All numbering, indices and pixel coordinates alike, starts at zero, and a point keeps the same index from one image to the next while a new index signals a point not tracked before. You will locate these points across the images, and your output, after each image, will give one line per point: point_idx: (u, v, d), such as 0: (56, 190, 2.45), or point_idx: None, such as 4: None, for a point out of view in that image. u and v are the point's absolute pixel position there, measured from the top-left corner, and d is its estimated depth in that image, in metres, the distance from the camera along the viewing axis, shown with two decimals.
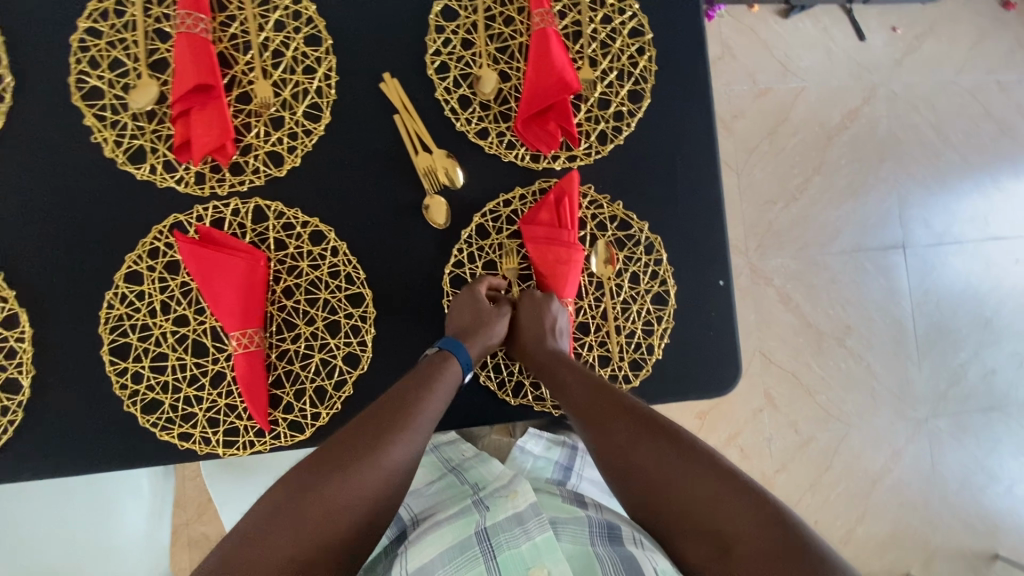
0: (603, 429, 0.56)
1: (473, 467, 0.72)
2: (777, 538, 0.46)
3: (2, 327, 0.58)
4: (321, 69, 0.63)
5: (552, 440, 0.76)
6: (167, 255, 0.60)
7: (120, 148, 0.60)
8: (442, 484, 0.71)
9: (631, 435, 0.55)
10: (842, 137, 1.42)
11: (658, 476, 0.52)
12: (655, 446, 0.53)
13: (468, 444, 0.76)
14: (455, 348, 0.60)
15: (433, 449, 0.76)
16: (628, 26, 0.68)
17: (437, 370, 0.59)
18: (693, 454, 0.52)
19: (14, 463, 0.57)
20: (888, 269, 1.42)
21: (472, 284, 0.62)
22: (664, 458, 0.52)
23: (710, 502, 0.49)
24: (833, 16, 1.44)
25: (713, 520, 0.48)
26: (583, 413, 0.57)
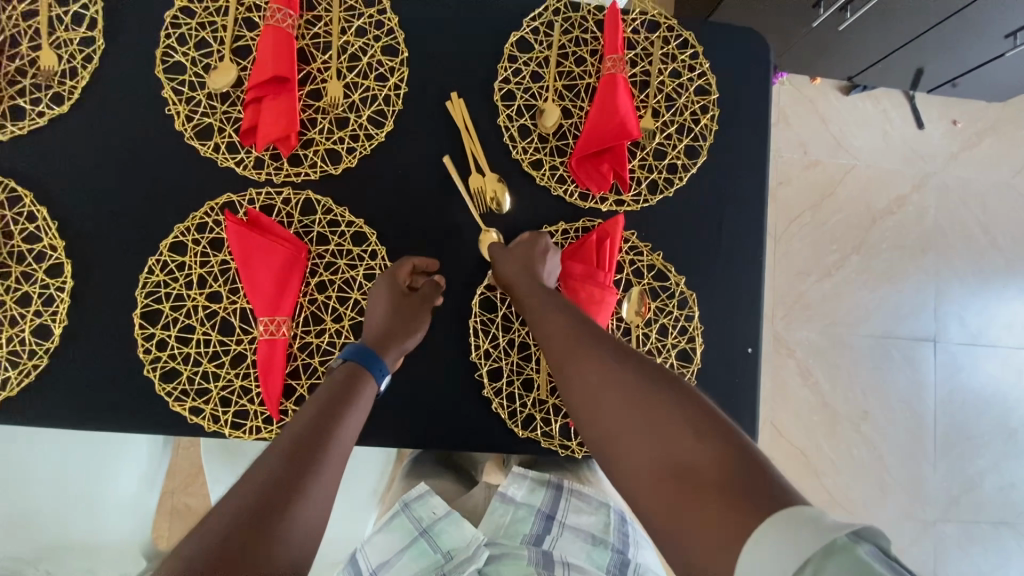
0: (569, 361, 0.52)
1: (444, 530, 0.70)
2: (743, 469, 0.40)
3: (47, 275, 0.59)
4: (392, 79, 0.65)
5: (535, 482, 0.74)
6: (214, 232, 0.61)
7: (190, 123, 0.62)
8: (413, 552, 0.69)
9: (602, 368, 0.50)
10: (887, 220, 1.41)
11: (618, 408, 0.47)
12: (620, 377, 0.49)
13: (438, 499, 0.74)
14: (365, 352, 0.56)
15: (403, 509, 0.73)
16: (696, 83, 0.69)
17: (354, 383, 0.54)
18: (664, 382, 0.47)
19: (31, 407, 0.58)
20: (915, 360, 1.38)
21: (382, 287, 0.60)
22: (629, 384, 0.48)
23: (670, 430, 0.44)
24: (893, 100, 1.44)
25: (668, 447, 0.43)
26: (557, 347, 0.54)
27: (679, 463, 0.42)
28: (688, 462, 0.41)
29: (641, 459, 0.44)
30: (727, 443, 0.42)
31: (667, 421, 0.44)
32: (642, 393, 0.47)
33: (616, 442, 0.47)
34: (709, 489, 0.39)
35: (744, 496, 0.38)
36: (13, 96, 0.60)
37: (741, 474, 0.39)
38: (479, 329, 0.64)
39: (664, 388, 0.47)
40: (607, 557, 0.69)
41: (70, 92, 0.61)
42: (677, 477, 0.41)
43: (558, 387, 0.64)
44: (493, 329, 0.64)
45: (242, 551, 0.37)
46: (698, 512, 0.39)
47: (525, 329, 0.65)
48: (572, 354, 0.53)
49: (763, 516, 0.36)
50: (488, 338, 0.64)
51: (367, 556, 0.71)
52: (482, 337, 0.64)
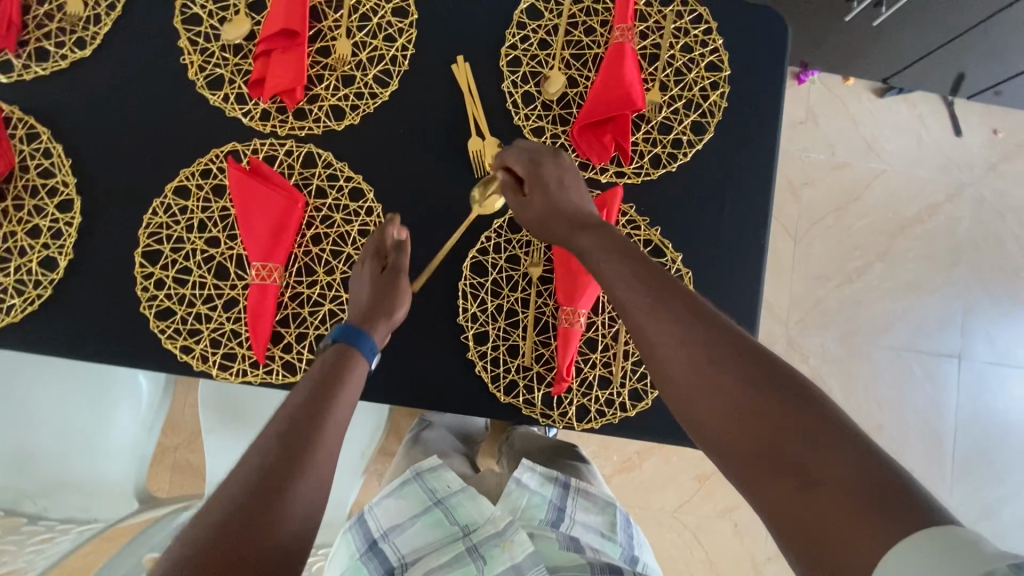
0: (656, 342, 0.46)
1: (460, 503, 0.71)
2: (870, 469, 0.35)
3: (57, 209, 0.62)
4: (400, 40, 0.66)
5: (545, 475, 0.74)
6: (217, 178, 0.62)
7: (202, 72, 0.64)
8: (426, 520, 0.69)
9: (679, 351, 0.44)
10: (916, 229, 1.35)
11: (717, 399, 0.42)
12: (721, 368, 0.42)
13: (451, 474, 0.74)
14: (353, 333, 0.56)
15: (415, 478, 0.73)
16: (708, 59, 0.67)
17: (344, 364, 0.54)
18: (753, 366, 0.41)
19: (31, 334, 0.60)
20: (937, 377, 1.32)
21: (368, 262, 0.60)
22: (715, 370, 0.42)
23: (778, 430, 0.38)
24: (930, 105, 1.38)
25: (784, 449, 0.38)
26: (633, 325, 0.48)
27: (802, 471, 0.37)
28: (817, 470, 0.36)
29: (758, 463, 0.39)
30: (859, 448, 0.36)
31: (788, 422, 0.38)
32: (749, 386, 0.41)
33: (722, 437, 0.41)
34: (845, 504, 0.34)
35: (886, 510, 0.33)
36: (38, 38, 0.63)
37: (867, 473, 0.35)
38: (468, 292, 0.64)
39: (774, 380, 0.41)
40: (619, 551, 0.71)
41: (92, 38, 0.64)
42: (803, 486, 0.36)
43: (543, 355, 0.64)
44: (482, 293, 0.64)
45: (252, 523, 0.40)
46: (834, 526, 0.34)
47: (514, 296, 0.64)
48: (661, 338, 0.45)
49: (908, 533, 0.32)
50: (476, 301, 0.64)
51: (377, 518, 0.70)
52: (471, 300, 0.64)
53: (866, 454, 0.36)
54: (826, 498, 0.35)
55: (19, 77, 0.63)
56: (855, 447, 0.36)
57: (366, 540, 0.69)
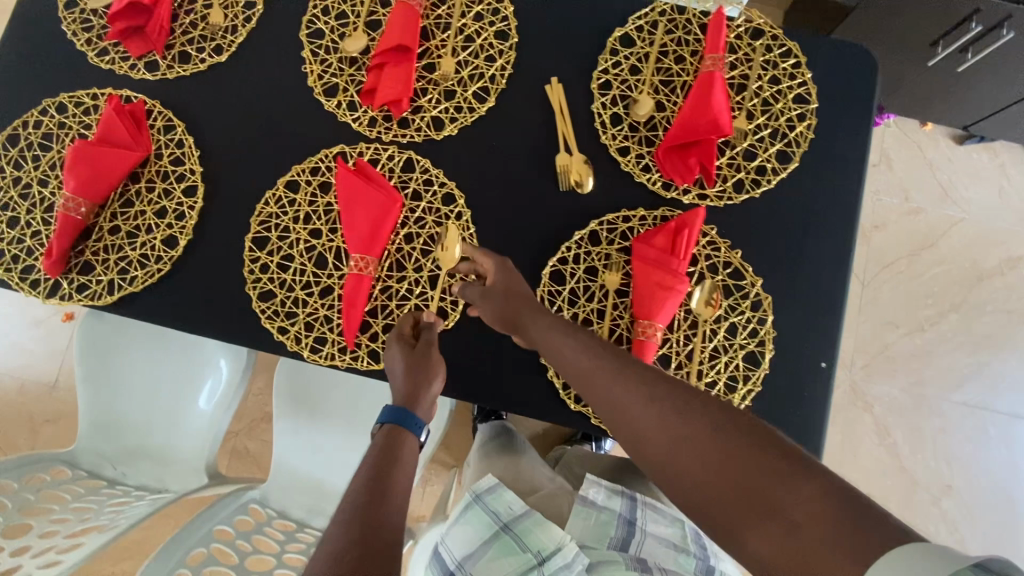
0: (633, 418, 0.50)
1: (528, 529, 0.70)
2: (835, 500, 0.39)
3: (183, 194, 0.68)
4: (500, 60, 0.70)
5: (612, 489, 0.74)
6: (325, 176, 0.68)
7: (320, 80, 0.70)
8: (498, 548, 0.68)
9: (654, 417, 0.49)
10: (995, 283, 1.29)
11: (684, 455, 0.46)
12: (683, 425, 0.47)
13: (512, 496, 0.73)
14: (399, 416, 0.56)
15: (475, 501, 0.73)
16: (795, 91, 0.69)
17: (404, 429, 0.56)
18: (711, 420, 0.47)
19: (150, 306, 0.66)
20: (1016, 441, 1.24)
21: (394, 343, 0.61)
22: (684, 429, 0.47)
23: (744, 473, 0.43)
24: (1014, 156, 1.34)
25: (762, 492, 0.42)
26: (605, 399, 0.52)
27: (778, 516, 0.40)
28: (788, 510, 0.40)
29: (740, 518, 0.42)
30: (819, 480, 0.41)
31: (755, 465, 0.43)
32: (714, 439, 0.46)
33: (696, 495, 0.45)
34: (828, 541, 0.38)
35: (859, 544, 0.37)
36: (183, 43, 0.71)
37: (840, 505, 0.39)
38: (546, 299, 0.66)
39: (736, 430, 0.46)
40: (693, 564, 0.70)
41: (228, 45, 0.71)
42: (781, 529, 0.40)
43: None
44: (560, 301, 0.66)
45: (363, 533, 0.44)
46: (822, 564, 0.37)
47: (590, 307, 0.66)
48: (632, 400, 0.51)
49: (892, 558, 0.35)
50: (553, 309, 0.66)
51: (450, 549, 0.70)
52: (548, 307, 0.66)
53: (831, 490, 0.40)
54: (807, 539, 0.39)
55: (162, 76, 0.70)
56: (815, 481, 0.41)
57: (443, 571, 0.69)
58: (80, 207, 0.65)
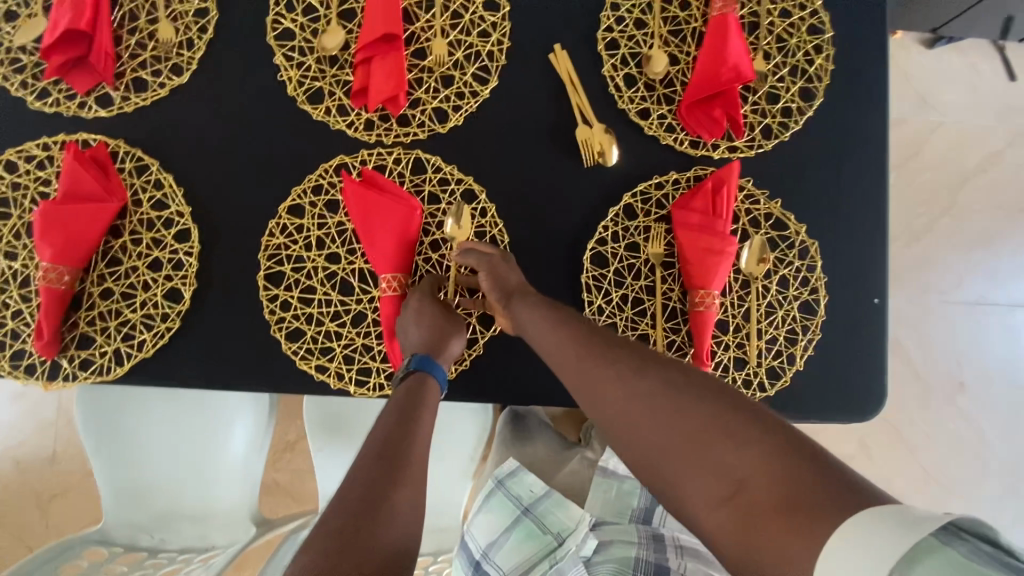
0: (596, 383, 0.49)
1: (549, 511, 0.69)
2: (787, 460, 0.38)
3: (175, 240, 0.61)
4: (495, 34, 0.64)
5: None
6: (330, 194, 0.62)
7: (301, 87, 0.63)
8: (520, 533, 0.67)
9: (613, 381, 0.48)
10: (980, 180, 1.32)
11: (641, 419, 0.45)
12: (643, 387, 0.46)
13: (533, 477, 0.71)
14: (430, 368, 0.55)
15: (498, 487, 0.71)
16: (808, 22, 0.66)
17: (420, 392, 0.54)
18: (675, 382, 0.46)
19: (168, 368, 0.60)
20: (1015, 329, 1.30)
21: (420, 297, 0.58)
22: (644, 390, 0.46)
23: (699, 433, 0.42)
24: (982, 52, 1.35)
25: (715, 454, 0.41)
26: (569, 368, 0.51)
27: (730, 478, 0.40)
28: (740, 474, 0.40)
29: (693, 480, 0.42)
30: (774, 440, 0.40)
31: (710, 426, 0.42)
32: (673, 402, 0.44)
33: (651, 457, 0.45)
34: (775, 503, 0.37)
35: (811, 505, 0.36)
36: (133, 68, 0.62)
37: (793, 467, 0.38)
38: (592, 285, 0.63)
39: (699, 391, 0.44)
40: None
41: (188, 63, 0.63)
42: (730, 489, 0.40)
43: (675, 342, 0.63)
44: (606, 284, 0.63)
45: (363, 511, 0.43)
46: (769, 528, 0.37)
47: (638, 285, 0.63)
48: (589, 368, 0.50)
49: (842, 521, 0.34)
50: (601, 294, 0.63)
51: (475, 538, 0.69)
52: (595, 293, 0.63)
53: (787, 453, 0.39)
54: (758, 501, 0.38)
55: (119, 110, 0.62)
56: (769, 443, 0.40)
57: (469, 562, 0.69)
58: (63, 276, 0.57)
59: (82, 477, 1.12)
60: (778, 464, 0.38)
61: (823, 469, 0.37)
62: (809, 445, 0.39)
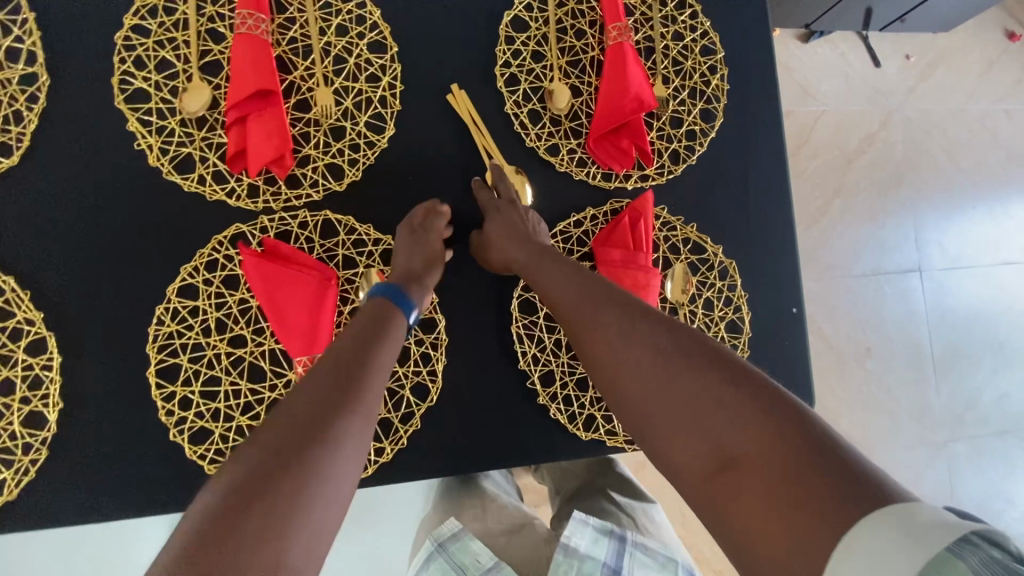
0: (599, 343, 0.47)
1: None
2: (793, 438, 0.36)
3: (28, 353, 0.51)
4: (385, 78, 0.59)
5: (598, 530, 0.64)
6: (226, 268, 0.54)
7: (165, 156, 0.54)
8: None
9: (613, 339, 0.46)
10: (862, 161, 1.43)
11: (635, 383, 0.44)
12: (643, 347, 0.45)
13: (479, 543, 0.65)
14: (398, 299, 0.51)
15: (439, 550, 0.65)
16: (700, 43, 0.66)
17: (383, 322, 0.47)
18: (682, 346, 0.44)
19: (37, 508, 0.51)
20: (905, 292, 1.42)
21: (410, 239, 0.56)
22: (643, 353, 0.44)
23: (698, 402, 0.40)
24: (849, 42, 1.46)
25: (711, 424, 0.39)
26: (570, 318, 0.50)
27: (724, 448, 0.38)
28: (736, 448, 0.37)
29: (683, 446, 0.40)
30: (781, 419, 0.37)
31: (711, 394, 0.40)
32: (672, 367, 0.42)
33: (645, 417, 0.43)
34: (766, 481, 0.35)
35: (810, 501, 0.33)
36: None
37: (798, 448, 0.35)
38: (523, 334, 0.60)
39: (709, 360, 0.42)
40: None
41: (17, 140, 0.53)
42: (723, 462, 0.37)
43: None
44: (537, 331, 0.60)
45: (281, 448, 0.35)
46: (753, 515, 0.35)
47: None
48: (588, 325, 0.49)
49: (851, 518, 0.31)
50: (533, 342, 0.60)
51: None
52: (527, 341, 0.60)
53: (791, 434, 0.36)
54: (745, 475, 0.36)
55: None
56: (778, 421, 0.37)
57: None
58: None
59: None
60: (779, 445, 0.36)
61: (827, 456, 0.34)
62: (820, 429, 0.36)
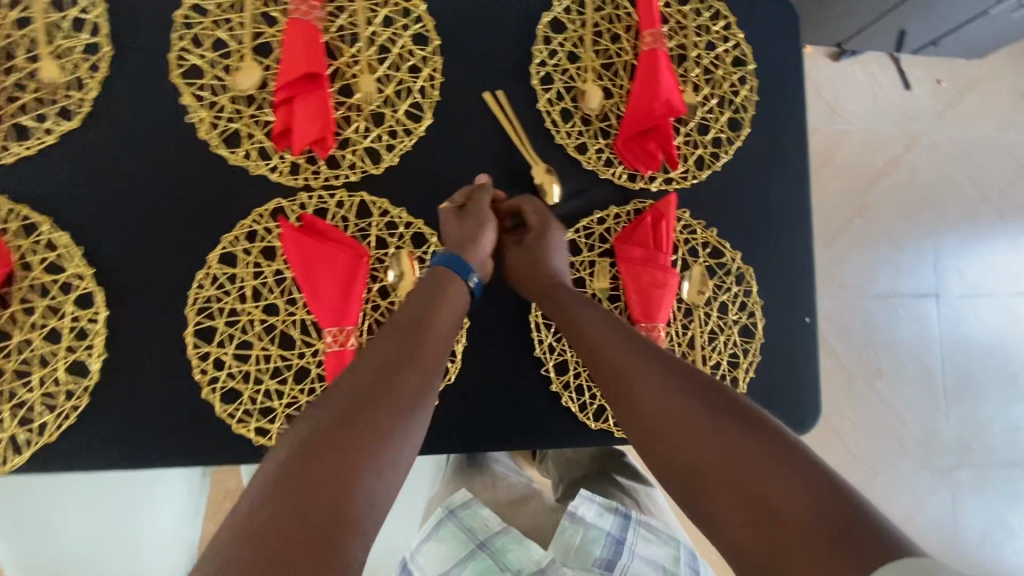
0: (634, 392, 0.48)
1: (506, 547, 0.65)
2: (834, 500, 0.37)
3: (76, 306, 0.54)
4: (426, 69, 0.62)
5: (604, 506, 0.68)
6: (265, 240, 0.57)
7: (215, 130, 0.57)
8: (474, 567, 0.64)
9: (649, 387, 0.47)
10: (885, 183, 1.43)
11: (671, 431, 0.45)
12: (682, 397, 0.46)
13: (488, 511, 0.69)
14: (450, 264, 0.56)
15: (450, 517, 0.69)
16: (732, 54, 0.68)
17: (429, 302, 0.53)
18: (717, 400, 0.45)
19: (75, 452, 0.54)
20: (920, 316, 1.42)
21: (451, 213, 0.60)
22: (680, 404, 0.45)
23: (739, 457, 0.41)
24: (880, 63, 1.46)
25: (749, 479, 0.40)
26: (605, 368, 0.51)
27: (765, 504, 0.39)
28: (776, 505, 0.38)
29: (721, 503, 0.40)
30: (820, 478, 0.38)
31: (751, 449, 0.41)
32: (711, 421, 0.43)
33: (680, 470, 0.43)
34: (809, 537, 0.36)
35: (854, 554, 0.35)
36: (11, 113, 0.55)
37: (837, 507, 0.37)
38: (541, 323, 0.62)
39: (749, 418, 0.43)
40: None
41: (79, 106, 0.56)
42: (764, 518, 0.38)
43: None
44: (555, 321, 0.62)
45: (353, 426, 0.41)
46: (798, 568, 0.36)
47: None
48: (624, 374, 0.50)
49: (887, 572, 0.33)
50: (551, 331, 0.62)
51: (422, 567, 0.67)
52: (545, 331, 0.62)
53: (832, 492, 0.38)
54: (790, 532, 0.37)
55: None
56: (813, 479, 0.39)
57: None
58: None
59: None
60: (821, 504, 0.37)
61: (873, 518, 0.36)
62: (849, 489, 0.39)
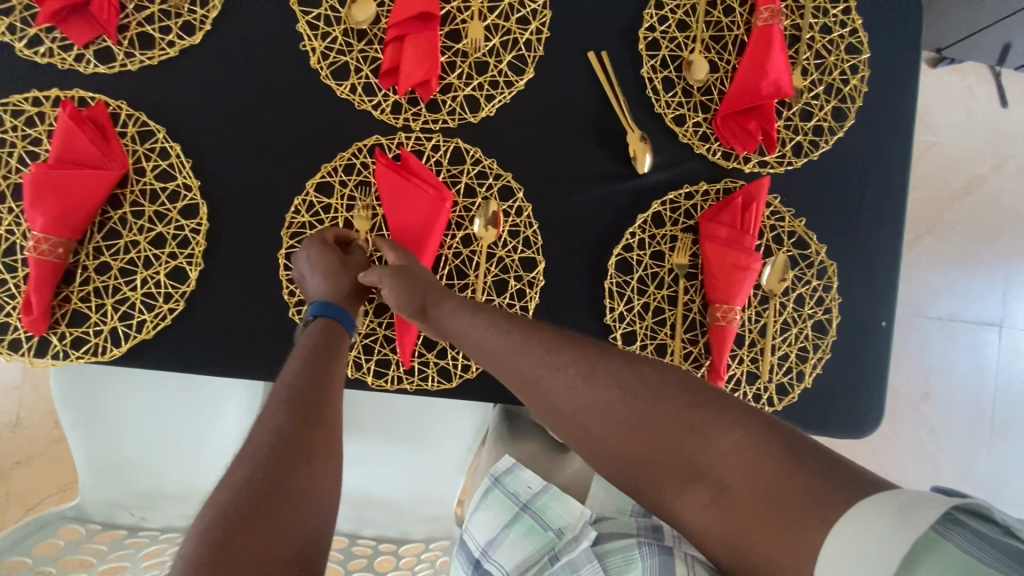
0: (559, 397, 0.50)
1: (548, 505, 0.68)
2: (759, 452, 0.43)
3: (181, 215, 0.57)
4: (534, 22, 0.61)
5: None
6: (361, 174, 0.59)
7: (325, 61, 0.59)
8: (519, 529, 0.67)
9: (571, 387, 0.49)
10: (964, 202, 1.36)
11: (606, 430, 0.48)
12: (600, 391, 0.49)
13: (530, 473, 0.71)
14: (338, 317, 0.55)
15: (494, 485, 0.70)
16: (847, 40, 0.65)
17: (331, 338, 0.53)
18: (632, 389, 0.48)
19: (167, 352, 0.57)
20: (979, 344, 1.37)
21: (322, 252, 0.55)
22: (602, 400, 0.48)
23: (672, 437, 0.46)
24: (979, 76, 1.38)
25: (686, 455, 0.45)
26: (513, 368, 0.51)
27: (710, 477, 0.44)
28: (716, 471, 0.44)
29: (674, 486, 0.46)
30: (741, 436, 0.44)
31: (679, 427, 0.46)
32: (636, 412, 0.47)
33: (631, 468, 0.47)
34: (759, 498, 0.41)
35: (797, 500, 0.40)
36: (139, 22, 0.57)
37: (764, 457, 0.42)
38: (615, 291, 0.62)
39: (659, 396, 0.47)
40: None
41: (202, 22, 0.58)
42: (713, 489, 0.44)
43: (691, 353, 0.63)
44: (629, 291, 0.62)
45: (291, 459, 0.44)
46: (759, 532, 0.41)
47: (661, 294, 0.63)
48: (545, 381, 0.50)
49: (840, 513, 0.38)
50: (623, 300, 0.62)
51: (473, 536, 0.68)
52: (618, 299, 0.62)
53: (759, 445, 0.43)
54: (737, 504, 0.42)
55: (120, 68, 0.57)
56: (733, 448, 0.44)
57: (469, 561, 0.67)
58: (56, 247, 0.53)
59: (48, 444, 1.01)
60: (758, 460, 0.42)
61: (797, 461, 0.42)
62: (777, 426, 0.44)
